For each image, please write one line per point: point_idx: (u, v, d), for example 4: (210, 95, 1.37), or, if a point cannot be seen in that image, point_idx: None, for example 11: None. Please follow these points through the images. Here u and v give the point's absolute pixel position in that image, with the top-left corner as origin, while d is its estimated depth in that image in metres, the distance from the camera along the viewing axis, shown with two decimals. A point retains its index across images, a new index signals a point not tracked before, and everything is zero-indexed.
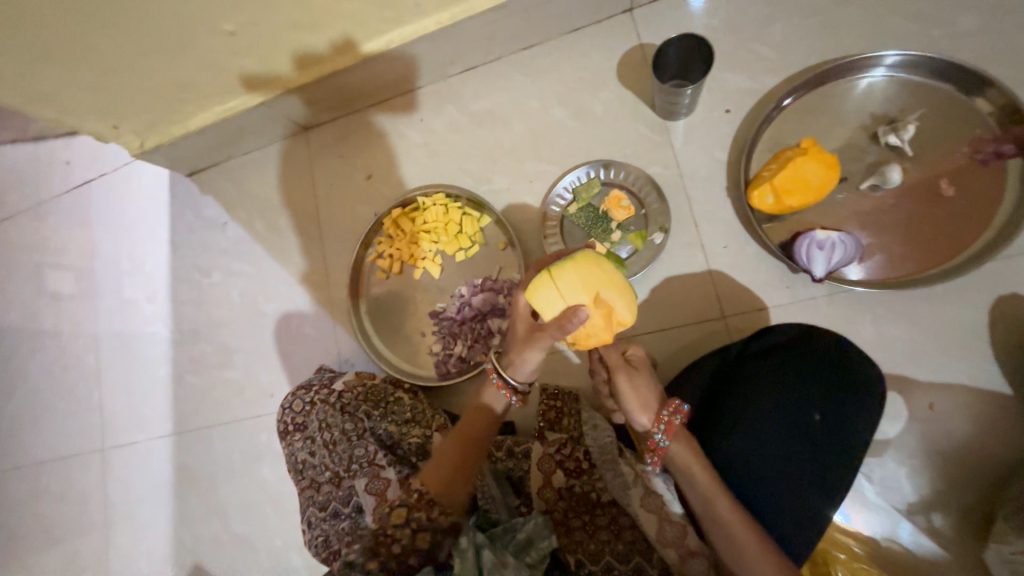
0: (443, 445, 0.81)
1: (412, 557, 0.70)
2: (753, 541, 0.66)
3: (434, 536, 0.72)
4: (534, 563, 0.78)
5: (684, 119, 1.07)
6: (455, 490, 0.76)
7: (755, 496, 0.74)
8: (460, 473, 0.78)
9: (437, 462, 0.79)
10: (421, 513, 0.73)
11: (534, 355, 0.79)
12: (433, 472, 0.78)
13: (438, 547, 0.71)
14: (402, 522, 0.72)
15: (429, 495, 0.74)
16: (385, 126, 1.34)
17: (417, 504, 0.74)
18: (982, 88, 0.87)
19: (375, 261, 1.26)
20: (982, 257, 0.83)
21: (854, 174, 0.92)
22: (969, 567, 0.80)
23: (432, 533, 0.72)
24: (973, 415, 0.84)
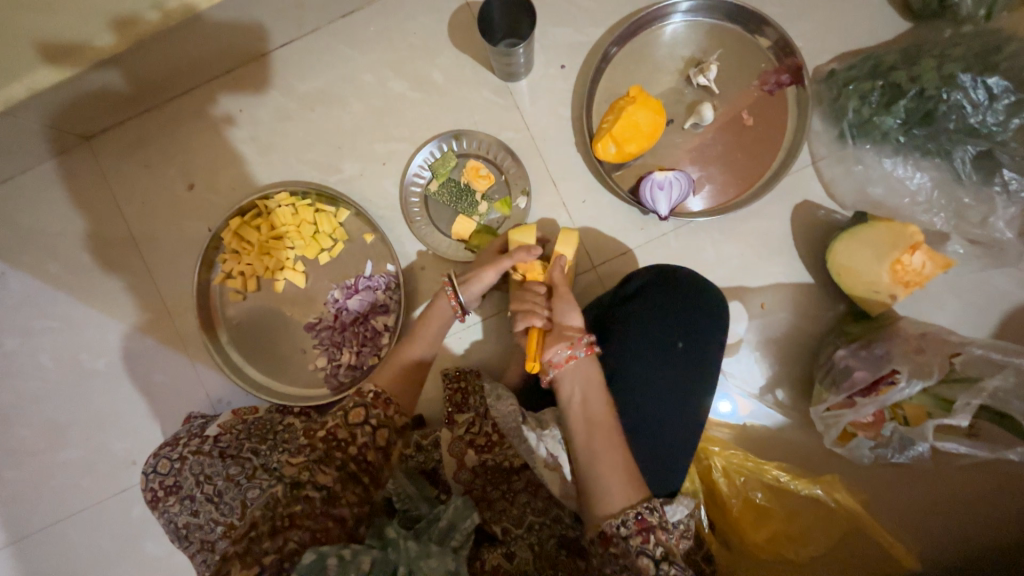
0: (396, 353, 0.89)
1: (371, 455, 0.74)
2: (620, 455, 0.73)
3: (389, 435, 0.78)
4: (458, 543, 0.77)
5: (524, 79, 1.06)
6: (406, 395, 0.84)
7: (640, 425, 0.81)
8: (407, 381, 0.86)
9: (390, 371, 0.86)
10: (379, 411, 0.79)
11: (492, 274, 0.91)
12: (385, 377, 0.84)
13: (391, 447, 0.78)
14: (363, 421, 0.76)
15: (386, 395, 0.81)
16: (195, 122, 1.13)
17: (376, 402, 0.79)
18: (761, 26, 0.99)
19: (225, 282, 1.10)
20: (779, 174, 0.98)
21: (678, 115, 1.01)
22: (807, 427, 0.99)
23: (388, 431, 0.79)
24: (792, 306, 1.01)
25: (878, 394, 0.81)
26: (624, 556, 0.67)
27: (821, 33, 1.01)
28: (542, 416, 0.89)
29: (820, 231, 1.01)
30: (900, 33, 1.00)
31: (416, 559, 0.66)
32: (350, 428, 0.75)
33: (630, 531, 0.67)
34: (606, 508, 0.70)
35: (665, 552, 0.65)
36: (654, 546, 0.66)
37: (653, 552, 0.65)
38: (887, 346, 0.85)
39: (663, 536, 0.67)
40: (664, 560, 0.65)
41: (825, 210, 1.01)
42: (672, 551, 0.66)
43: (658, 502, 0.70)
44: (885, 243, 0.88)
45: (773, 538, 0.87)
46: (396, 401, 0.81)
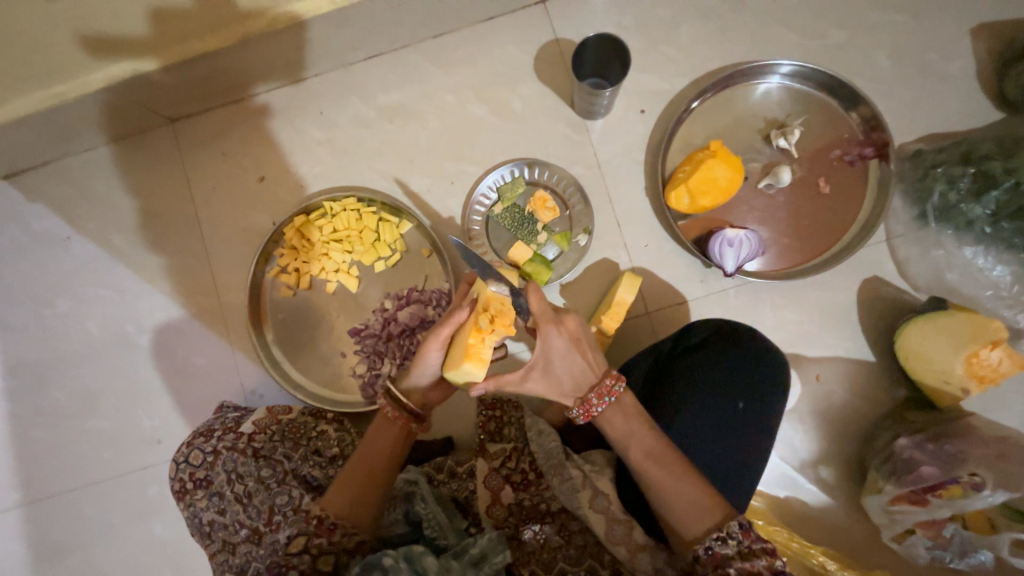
0: (345, 473, 0.78)
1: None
2: (688, 485, 0.69)
3: (339, 557, 0.70)
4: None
5: (602, 119, 1.07)
6: (363, 510, 0.75)
7: None
8: (362, 500, 0.76)
9: (342, 487, 0.76)
10: (322, 538, 0.70)
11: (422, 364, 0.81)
12: (335, 500, 0.75)
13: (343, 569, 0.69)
14: (302, 549, 0.69)
15: (330, 519, 0.72)
16: (276, 119, 1.16)
17: (318, 530, 0.71)
18: (850, 98, 0.98)
19: (278, 276, 1.11)
20: (852, 246, 0.95)
21: (753, 174, 1.01)
22: (855, 513, 0.94)
23: (337, 554, 0.70)
24: (851, 383, 0.97)
25: (944, 497, 0.77)
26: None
27: (910, 111, 1.00)
28: (593, 457, 0.87)
29: (888, 309, 0.98)
30: (992, 121, 0.99)
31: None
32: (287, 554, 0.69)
33: (706, 571, 0.65)
34: (693, 535, 0.69)
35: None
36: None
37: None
38: (961, 445, 0.82)
39: (745, 564, 0.63)
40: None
41: (896, 288, 0.98)
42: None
43: (732, 530, 0.65)
44: (964, 334, 0.84)
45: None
46: (340, 523, 0.72)
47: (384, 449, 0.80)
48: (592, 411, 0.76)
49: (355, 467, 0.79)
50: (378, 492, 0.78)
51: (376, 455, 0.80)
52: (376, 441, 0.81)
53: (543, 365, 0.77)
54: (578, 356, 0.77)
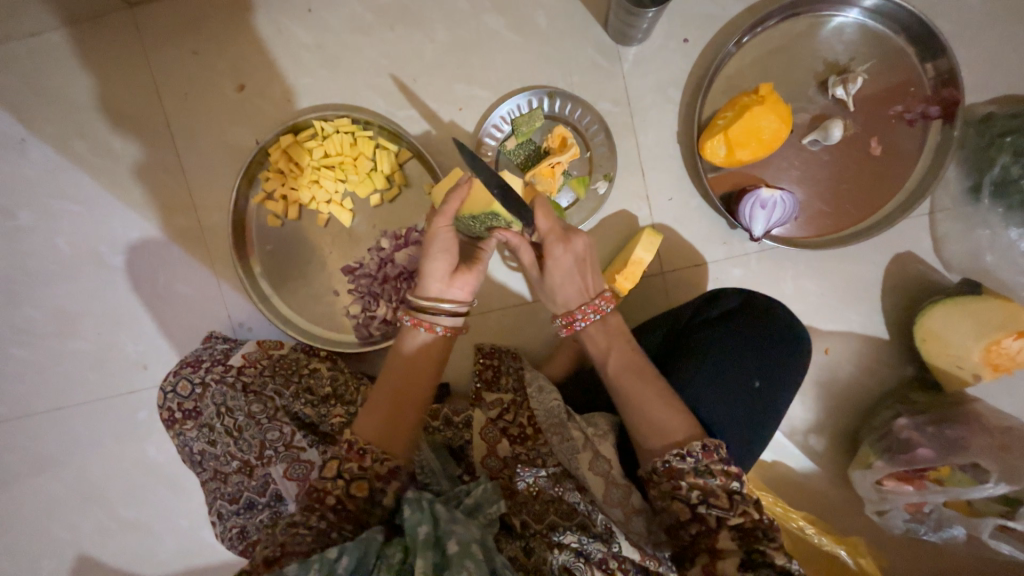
0: (378, 391, 0.72)
1: (350, 504, 0.66)
2: (665, 413, 0.68)
3: (374, 483, 0.68)
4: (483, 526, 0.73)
5: (638, 46, 0.92)
6: (399, 438, 0.70)
7: None
8: (397, 422, 0.71)
9: (374, 412, 0.71)
10: (353, 463, 0.68)
11: (440, 262, 0.76)
12: (367, 423, 0.70)
13: (379, 493, 0.68)
14: (335, 474, 0.67)
15: (360, 446, 0.68)
16: (255, 14, 0.99)
17: (349, 455, 0.68)
18: (927, 44, 0.85)
19: (264, 203, 1.01)
20: (893, 218, 0.88)
21: (800, 127, 0.90)
22: (838, 481, 0.96)
23: (371, 480, 0.67)
24: (859, 359, 0.95)
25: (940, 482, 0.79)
26: (659, 499, 0.68)
27: (988, 65, 0.88)
28: (596, 420, 0.84)
29: (914, 288, 0.93)
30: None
31: (445, 524, 0.64)
32: (321, 479, 0.67)
33: (662, 479, 0.67)
34: (654, 446, 0.68)
35: (700, 495, 0.64)
36: (686, 493, 0.65)
37: (686, 497, 0.65)
38: (962, 430, 0.82)
39: (699, 479, 0.65)
40: (700, 504, 0.64)
41: (925, 266, 0.92)
42: (713, 493, 0.64)
43: (692, 449, 0.65)
44: (993, 321, 0.81)
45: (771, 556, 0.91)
46: (371, 450, 0.68)
47: (424, 359, 0.75)
48: (574, 323, 0.76)
49: (382, 389, 0.73)
50: (415, 414, 0.72)
51: (412, 365, 0.74)
52: (406, 360, 0.75)
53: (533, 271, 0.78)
54: (578, 275, 0.76)
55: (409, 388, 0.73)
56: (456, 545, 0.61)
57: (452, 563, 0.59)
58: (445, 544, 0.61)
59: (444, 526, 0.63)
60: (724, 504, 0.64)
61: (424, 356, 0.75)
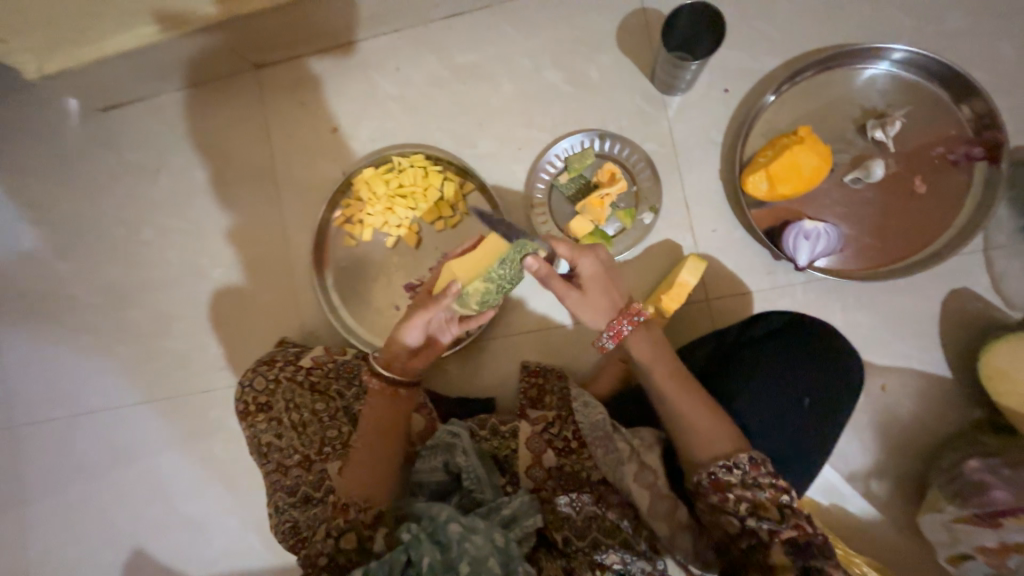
0: (354, 455, 0.82)
1: (342, 557, 0.73)
2: (706, 418, 0.71)
3: (360, 533, 0.75)
4: (518, 538, 0.76)
5: (682, 95, 1.03)
6: (375, 489, 0.79)
7: None
8: (372, 477, 0.80)
9: (351, 473, 0.80)
10: (340, 519, 0.76)
11: (405, 347, 0.85)
12: (349, 486, 0.79)
13: (367, 543, 0.74)
14: (325, 531, 0.76)
15: (342, 501, 0.77)
16: (353, 72, 1.19)
17: (335, 512, 0.77)
18: (965, 91, 0.90)
19: (342, 226, 1.15)
20: (944, 253, 0.88)
21: (841, 165, 0.95)
22: (904, 531, 0.90)
23: (357, 532, 0.75)
24: (920, 397, 0.92)
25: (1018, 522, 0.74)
26: (708, 513, 0.69)
27: None
28: (642, 433, 0.85)
29: (974, 325, 0.91)
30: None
31: (458, 542, 0.69)
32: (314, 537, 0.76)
33: (709, 492, 0.69)
34: (703, 460, 0.70)
35: (750, 507, 0.66)
36: (734, 505, 0.67)
37: (735, 510, 0.67)
38: None
39: (746, 492, 0.66)
40: (750, 516, 0.66)
41: (984, 303, 0.91)
42: (763, 505, 0.66)
43: (738, 461, 0.67)
44: None
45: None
46: (349, 502, 0.77)
47: (386, 418, 0.84)
48: (620, 328, 0.78)
49: (358, 453, 0.82)
50: (388, 465, 0.81)
51: (376, 429, 0.83)
52: (369, 423, 0.84)
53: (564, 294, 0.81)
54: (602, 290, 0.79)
55: (372, 445, 0.81)
56: (468, 565, 0.67)
57: None
58: (458, 567, 0.68)
59: (458, 544, 0.69)
60: (777, 517, 0.65)
61: (386, 413, 0.84)
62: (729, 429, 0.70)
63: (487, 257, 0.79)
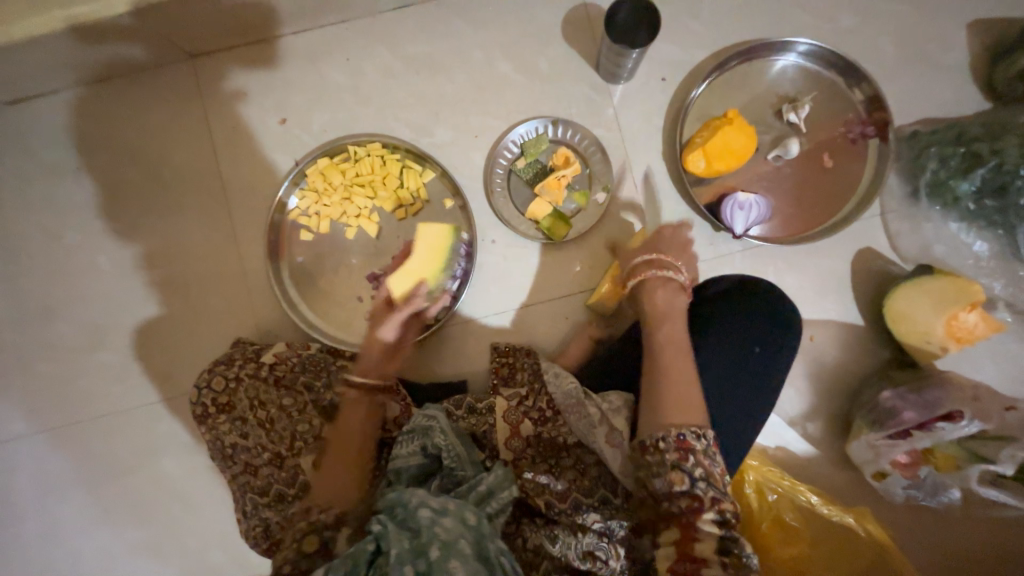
0: (326, 459, 0.81)
1: (304, 562, 0.65)
2: (692, 384, 0.75)
3: (322, 535, 0.68)
4: (493, 512, 0.76)
5: (625, 84, 1.11)
6: (345, 492, 0.76)
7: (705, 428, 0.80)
8: (344, 479, 0.78)
9: (322, 477, 0.79)
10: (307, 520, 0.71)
11: (383, 342, 0.93)
12: (320, 489, 0.76)
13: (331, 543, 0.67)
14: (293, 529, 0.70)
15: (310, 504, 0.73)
16: (300, 63, 1.16)
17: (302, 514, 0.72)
18: (858, 79, 1.05)
19: (298, 219, 1.12)
20: (851, 217, 1.02)
21: (764, 145, 1.07)
22: (837, 463, 1.02)
23: (320, 533, 0.68)
24: (841, 344, 1.05)
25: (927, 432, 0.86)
26: (657, 473, 0.71)
27: (909, 94, 1.08)
28: (610, 396, 0.88)
29: (878, 279, 1.06)
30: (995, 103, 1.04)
31: (428, 528, 0.66)
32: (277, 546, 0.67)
33: (670, 451, 0.70)
34: (671, 421, 0.72)
35: (702, 473, 0.69)
36: (693, 467, 0.69)
37: (690, 471, 0.69)
38: (938, 392, 0.90)
39: (704, 459, 0.70)
40: (702, 482, 0.69)
41: (885, 260, 1.06)
42: (714, 476, 0.70)
43: (706, 433, 0.71)
44: (947, 296, 0.93)
45: (788, 543, 0.90)
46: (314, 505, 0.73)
47: (356, 422, 0.85)
48: (647, 275, 0.87)
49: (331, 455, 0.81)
50: (362, 466, 0.81)
51: (349, 433, 0.84)
52: (345, 426, 0.85)
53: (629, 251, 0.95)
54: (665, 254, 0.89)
55: (346, 447, 0.82)
56: (440, 548, 0.64)
57: (437, 562, 0.62)
58: (428, 552, 0.64)
59: (428, 529, 0.66)
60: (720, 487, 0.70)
61: (358, 416, 0.86)
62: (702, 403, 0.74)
63: (440, 253, 1.03)
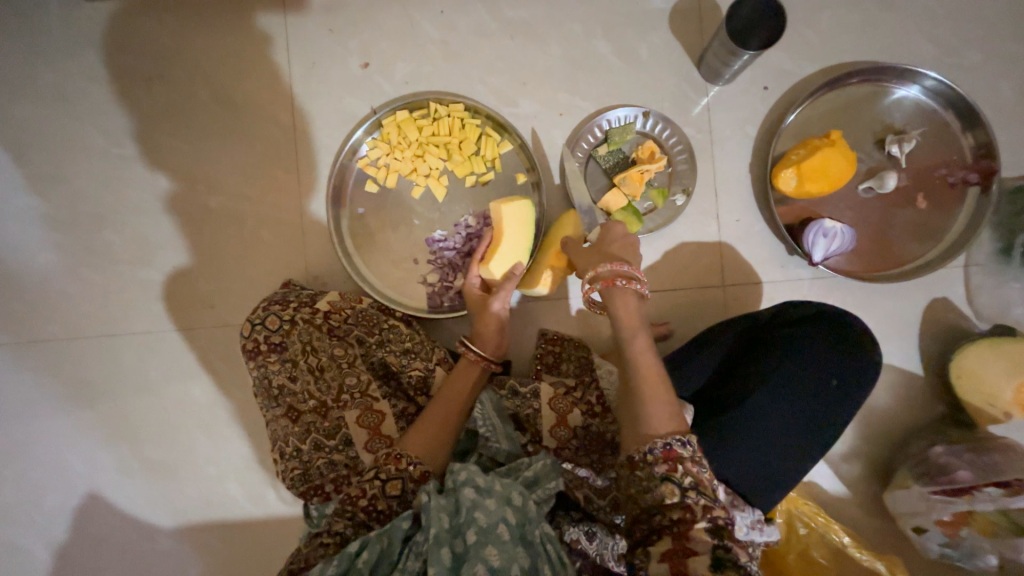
0: (426, 412, 0.84)
1: (383, 504, 0.75)
2: (664, 391, 0.72)
3: (406, 484, 0.77)
4: (540, 499, 0.75)
5: (723, 86, 1.06)
6: (437, 454, 0.80)
7: (767, 456, 0.77)
8: (438, 440, 0.81)
9: (418, 430, 0.82)
10: (391, 465, 0.77)
11: (491, 320, 0.93)
12: (415, 440, 0.80)
13: (408, 495, 0.76)
14: (373, 475, 0.76)
15: (398, 451, 0.78)
16: (392, 7, 1.12)
17: (388, 459, 0.77)
18: (970, 120, 1.00)
19: (365, 168, 1.09)
20: (935, 264, 0.98)
21: (858, 174, 1.02)
22: (866, 507, 1.01)
23: (404, 481, 0.77)
24: (895, 391, 1.02)
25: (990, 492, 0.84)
26: (645, 480, 0.67)
27: (1017, 146, 1.03)
28: None
29: (947, 331, 1.03)
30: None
31: (468, 509, 0.67)
32: (360, 482, 0.76)
33: (657, 460, 0.67)
34: (654, 431, 0.69)
35: (692, 482, 0.66)
36: (681, 476, 0.66)
37: (680, 481, 0.66)
38: (996, 456, 0.88)
39: (693, 467, 0.66)
40: (691, 491, 0.65)
41: (957, 313, 1.03)
42: (704, 484, 0.66)
43: (690, 437, 0.68)
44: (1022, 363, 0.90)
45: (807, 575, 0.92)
46: (407, 456, 0.78)
47: (462, 385, 0.88)
48: (614, 281, 0.80)
49: (432, 410, 0.84)
50: (456, 428, 0.84)
51: (451, 395, 0.86)
52: (452, 387, 0.87)
53: (598, 246, 0.87)
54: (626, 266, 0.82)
55: (447, 407, 0.84)
56: (477, 534, 0.65)
57: (473, 547, 0.64)
58: (466, 534, 0.66)
59: (467, 511, 0.67)
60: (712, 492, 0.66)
61: (470, 379, 0.89)
62: (679, 410, 0.71)
63: (525, 229, 0.97)
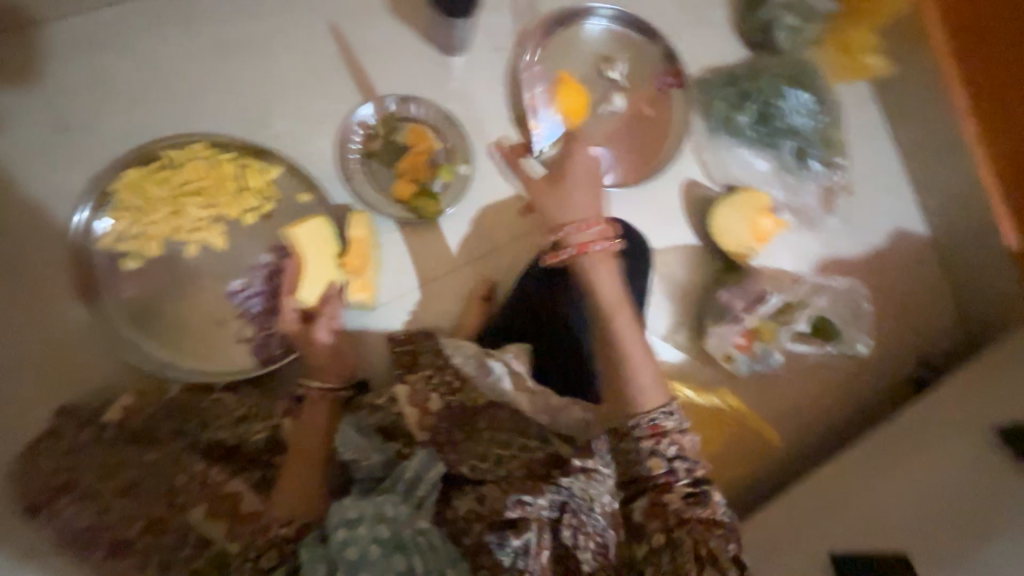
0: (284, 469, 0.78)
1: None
2: (650, 367, 0.83)
3: (283, 549, 0.69)
4: (422, 495, 0.76)
5: (462, 56, 1.14)
6: (309, 501, 0.75)
7: (586, 351, 0.96)
8: (304, 489, 0.76)
9: (280, 491, 0.75)
10: (260, 539, 0.70)
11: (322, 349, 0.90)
12: (279, 502, 0.74)
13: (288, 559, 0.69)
14: (242, 558, 0.68)
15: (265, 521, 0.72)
16: (77, 60, 0.98)
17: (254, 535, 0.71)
18: (654, 36, 1.23)
19: (114, 245, 0.93)
20: (672, 154, 1.21)
21: (594, 103, 1.20)
22: (703, 362, 1.21)
23: (280, 547, 0.69)
24: (688, 264, 1.23)
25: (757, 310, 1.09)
26: (638, 459, 0.79)
27: (695, 47, 1.29)
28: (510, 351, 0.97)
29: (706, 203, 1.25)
30: (755, 46, 1.30)
31: (338, 548, 0.65)
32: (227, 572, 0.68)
33: (649, 438, 0.80)
34: (649, 407, 0.81)
35: (676, 451, 0.79)
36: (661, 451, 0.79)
37: (665, 452, 0.79)
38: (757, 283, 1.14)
39: (678, 435, 0.80)
40: (676, 456, 0.79)
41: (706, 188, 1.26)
42: (684, 445, 0.80)
43: (676, 409, 0.81)
44: (748, 208, 1.19)
45: None
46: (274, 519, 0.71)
47: (313, 425, 0.84)
48: (588, 248, 0.86)
49: (287, 465, 0.79)
50: (320, 469, 0.80)
51: (302, 440, 0.82)
52: (301, 432, 0.83)
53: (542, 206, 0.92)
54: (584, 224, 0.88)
55: (301, 453, 0.80)
56: (351, 565, 0.64)
57: None
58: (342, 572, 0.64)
59: (338, 551, 0.65)
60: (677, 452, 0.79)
61: (320, 416, 0.85)
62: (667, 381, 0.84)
63: (328, 247, 0.94)
